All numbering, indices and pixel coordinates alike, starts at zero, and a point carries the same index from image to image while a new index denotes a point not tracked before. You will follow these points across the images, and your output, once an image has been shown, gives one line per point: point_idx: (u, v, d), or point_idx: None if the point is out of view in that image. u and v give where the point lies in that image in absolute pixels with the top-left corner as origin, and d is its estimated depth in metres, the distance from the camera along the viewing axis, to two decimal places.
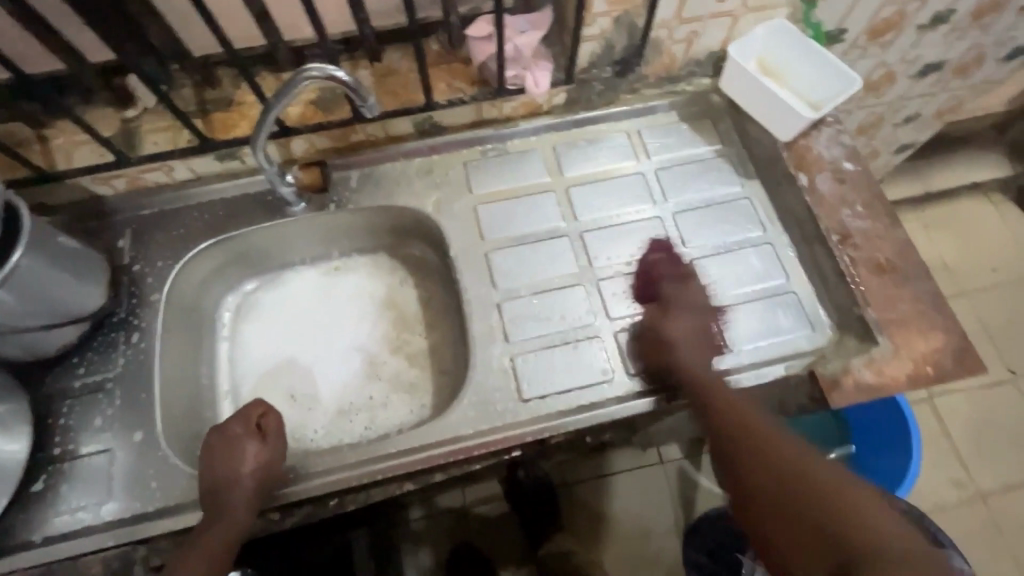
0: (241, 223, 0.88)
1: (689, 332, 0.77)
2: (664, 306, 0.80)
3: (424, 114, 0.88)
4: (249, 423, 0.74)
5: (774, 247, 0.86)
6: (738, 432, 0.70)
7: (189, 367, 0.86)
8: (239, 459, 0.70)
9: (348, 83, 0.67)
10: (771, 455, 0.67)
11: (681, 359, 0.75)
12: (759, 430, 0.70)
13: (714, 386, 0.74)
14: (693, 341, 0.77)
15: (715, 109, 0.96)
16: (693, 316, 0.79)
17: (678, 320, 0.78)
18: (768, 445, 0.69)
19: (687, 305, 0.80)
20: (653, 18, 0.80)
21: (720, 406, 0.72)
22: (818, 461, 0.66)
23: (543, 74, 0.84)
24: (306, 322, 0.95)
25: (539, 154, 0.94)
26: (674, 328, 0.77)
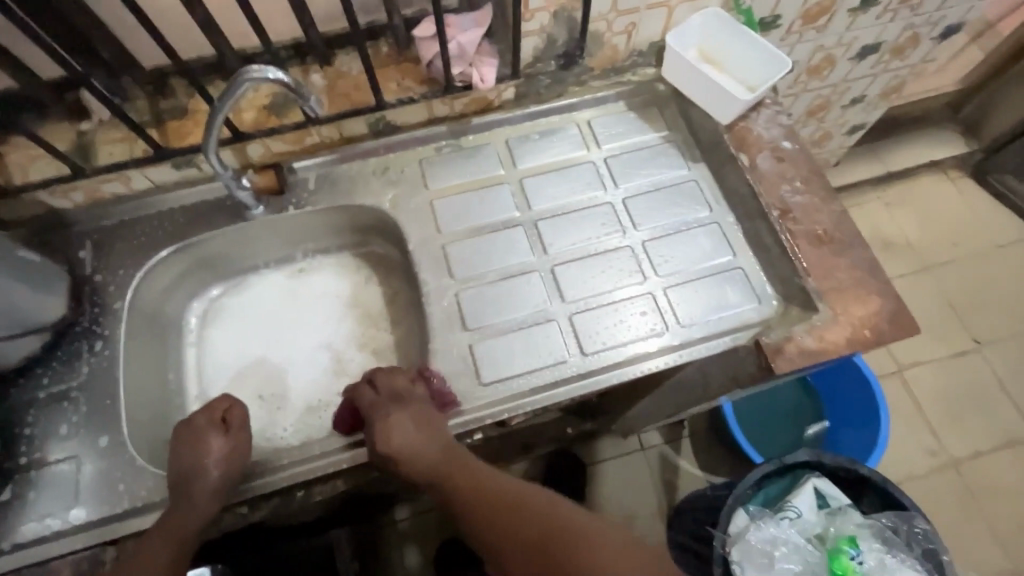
0: (201, 228, 0.89)
1: (412, 441, 0.73)
2: (394, 408, 0.75)
3: (376, 114, 0.90)
4: (214, 417, 0.75)
5: (721, 226, 0.90)
6: (496, 522, 0.68)
7: (155, 372, 0.87)
8: (204, 452, 0.71)
9: (285, 82, 0.68)
10: (542, 529, 0.66)
11: (424, 456, 0.73)
12: (491, 504, 0.70)
13: (452, 479, 0.72)
14: (415, 453, 0.73)
15: (661, 97, 1.00)
16: (415, 422, 0.74)
17: (396, 425, 0.74)
18: (510, 520, 0.68)
19: (400, 402, 0.76)
20: (589, 11, 0.83)
21: (482, 500, 0.70)
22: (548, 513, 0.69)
23: (488, 69, 0.86)
24: (272, 324, 0.96)
25: (492, 147, 0.96)
26: (403, 432, 0.73)
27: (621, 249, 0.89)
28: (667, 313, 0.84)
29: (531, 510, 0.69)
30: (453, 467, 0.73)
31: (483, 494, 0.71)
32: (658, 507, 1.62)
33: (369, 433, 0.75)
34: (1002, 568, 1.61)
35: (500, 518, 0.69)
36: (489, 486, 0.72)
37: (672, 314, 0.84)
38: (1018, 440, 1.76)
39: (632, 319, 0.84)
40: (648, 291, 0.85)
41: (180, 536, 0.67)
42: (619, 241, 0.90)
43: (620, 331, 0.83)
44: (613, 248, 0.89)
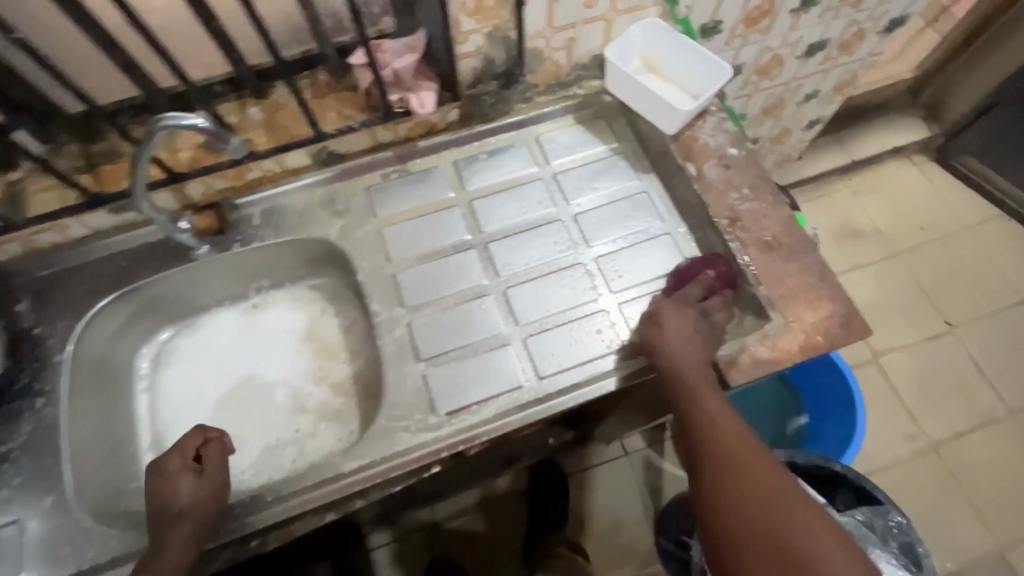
0: (144, 273, 0.87)
1: (684, 336, 0.75)
2: (672, 306, 0.78)
3: (317, 145, 0.88)
4: (186, 453, 0.72)
5: (673, 237, 0.89)
6: (720, 452, 0.66)
7: (106, 422, 0.85)
8: (176, 498, 0.69)
9: (207, 128, 0.65)
10: (757, 481, 0.63)
11: (685, 353, 0.74)
12: (724, 434, 0.67)
13: (697, 395, 0.71)
14: (688, 344, 0.74)
15: (608, 109, 0.99)
16: (701, 321, 0.77)
17: (675, 320, 0.76)
18: (727, 471, 0.65)
19: (699, 312, 0.78)
20: (524, 29, 0.82)
21: (729, 432, 0.67)
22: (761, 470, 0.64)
23: (428, 94, 0.86)
24: (227, 363, 0.94)
25: (440, 170, 0.95)
26: (675, 328, 0.76)
27: (574, 267, 0.88)
28: (623, 329, 0.83)
29: (769, 462, 0.65)
30: (698, 386, 0.72)
31: (738, 436, 0.67)
32: (644, 511, 1.62)
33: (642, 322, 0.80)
34: (986, 548, 1.63)
35: (719, 454, 0.66)
36: (734, 421, 0.69)
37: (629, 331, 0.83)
38: (995, 419, 1.78)
39: (589, 337, 0.83)
40: (603, 308, 0.85)
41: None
42: (572, 258, 0.89)
43: (577, 350, 0.82)
44: (567, 266, 0.88)
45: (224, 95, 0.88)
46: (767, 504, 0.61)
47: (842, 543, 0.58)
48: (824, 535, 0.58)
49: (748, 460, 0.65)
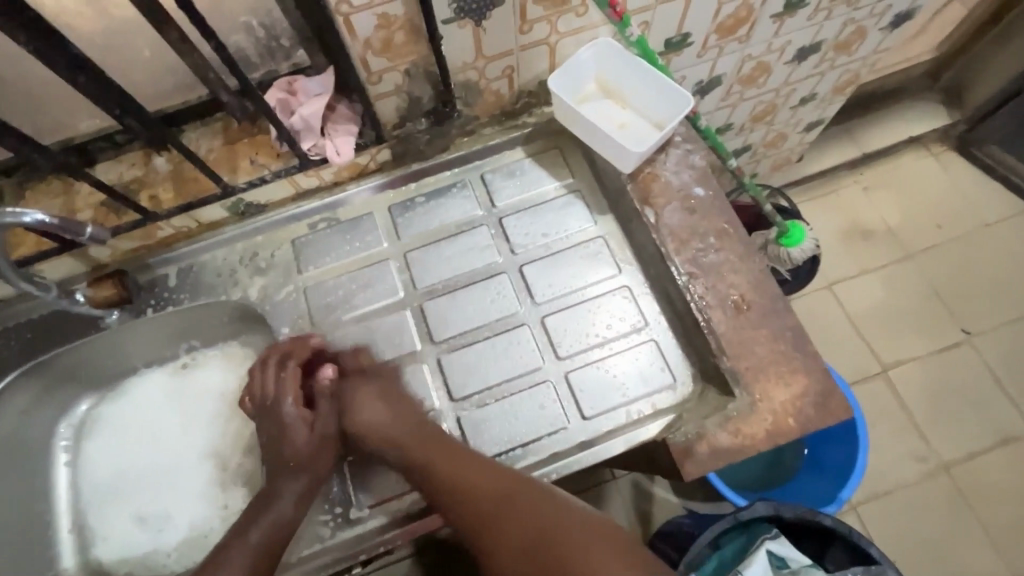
0: (49, 345, 0.79)
1: (380, 418, 0.70)
2: (361, 385, 0.73)
3: (230, 199, 0.79)
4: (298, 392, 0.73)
5: (631, 291, 0.79)
6: (483, 524, 0.63)
7: (23, 504, 0.79)
8: (297, 443, 0.70)
9: (50, 224, 0.57)
10: (521, 536, 0.61)
11: (392, 428, 0.69)
12: (471, 500, 0.64)
13: (430, 465, 0.66)
14: (393, 417, 0.70)
15: (562, 139, 0.88)
16: (384, 398, 0.72)
17: (362, 406, 0.71)
18: (496, 540, 0.62)
19: (363, 378, 0.74)
20: (449, 62, 0.71)
21: (477, 491, 0.64)
22: (518, 523, 0.62)
23: (345, 139, 0.76)
24: (151, 432, 0.87)
25: (373, 218, 0.85)
26: (369, 413, 0.71)
27: (517, 328, 0.78)
28: (569, 403, 0.74)
29: (519, 510, 0.62)
30: (435, 453, 0.67)
31: (490, 491, 0.64)
32: None
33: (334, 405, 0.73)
34: None
35: (482, 526, 0.63)
36: (478, 474, 0.65)
37: (573, 404, 0.74)
38: (1014, 436, 1.65)
39: (531, 413, 0.74)
40: (546, 378, 0.75)
41: (266, 533, 0.65)
42: (516, 317, 0.79)
43: (516, 428, 0.73)
44: (509, 325, 0.79)
45: (128, 144, 0.80)
46: (537, 552, 0.60)
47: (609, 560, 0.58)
48: (593, 555, 0.58)
49: (506, 519, 0.62)
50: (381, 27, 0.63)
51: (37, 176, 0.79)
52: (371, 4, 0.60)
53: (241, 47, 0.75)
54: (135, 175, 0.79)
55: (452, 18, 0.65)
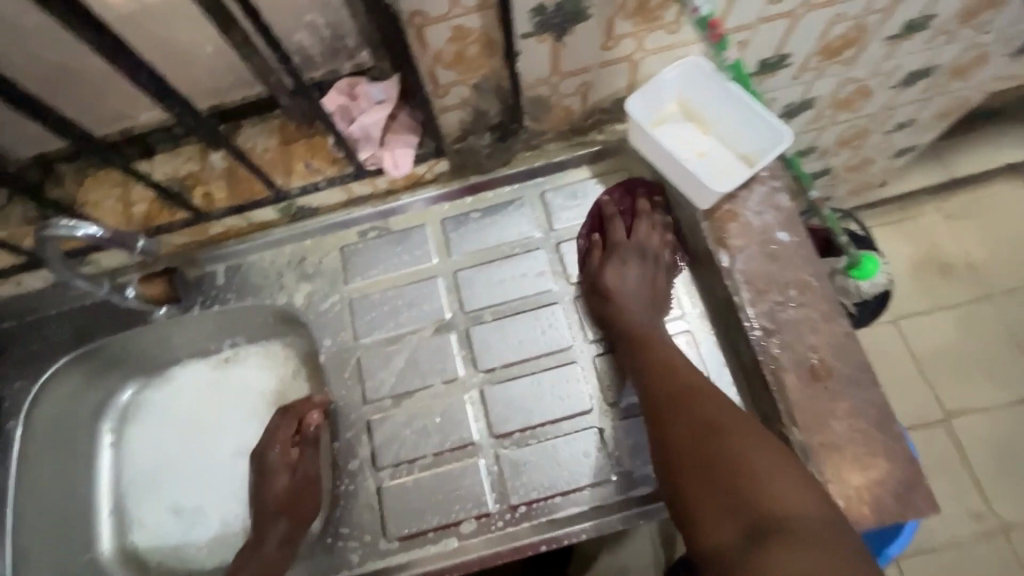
0: (102, 333, 0.81)
1: (634, 285, 0.74)
2: (614, 258, 0.75)
3: (283, 203, 0.77)
4: (286, 441, 0.72)
5: (694, 338, 0.73)
6: (669, 398, 0.63)
7: (66, 484, 0.81)
8: (278, 491, 0.69)
9: (105, 237, 0.60)
10: (700, 417, 0.60)
11: (630, 295, 0.73)
12: (671, 372, 0.66)
13: (646, 335, 0.70)
14: (644, 299, 0.73)
15: (632, 161, 0.82)
16: (642, 266, 0.75)
17: (624, 271, 0.74)
18: (671, 410, 0.62)
19: (635, 253, 0.76)
20: (521, 78, 0.66)
21: (676, 371, 0.65)
22: (705, 404, 0.62)
23: (404, 152, 0.72)
24: (192, 423, 0.88)
25: (425, 231, 0.81)
26: (623, 282, 0.74)
27: (568, 364, 0.74)
28: (618, 454, 0.69)
29: (718, 398, 0.62)
30: (661, 345, 0.69)
31: (691, 379, 0.64)
32: None
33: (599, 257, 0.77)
34: None
35: (677, 398, 0.63)
36: (686, 364, 0.67)
37: (621, 456, 0.69)
38: None
39: (577, 459, 0.70)
40: (595, 424, 0.71)
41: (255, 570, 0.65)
42: (567, 352, 0.74)
43: (559, 473, 0.69)
44: (560, 361, 0.74)
45: (185, 137, 0.78)
46: (708, 433, 0.59)
47: (775, 458, 0.56)
48: (778, 473, 0.55)
49: (697, 400, 0.62)
50: (454, 39, 0.58)
51: (96, 164, 0.78)
52: (447, 16, 0.55)
53: (305, 46, 0.71)
54: (190, 170, 0.78)
55: (531, 32, 0.59)
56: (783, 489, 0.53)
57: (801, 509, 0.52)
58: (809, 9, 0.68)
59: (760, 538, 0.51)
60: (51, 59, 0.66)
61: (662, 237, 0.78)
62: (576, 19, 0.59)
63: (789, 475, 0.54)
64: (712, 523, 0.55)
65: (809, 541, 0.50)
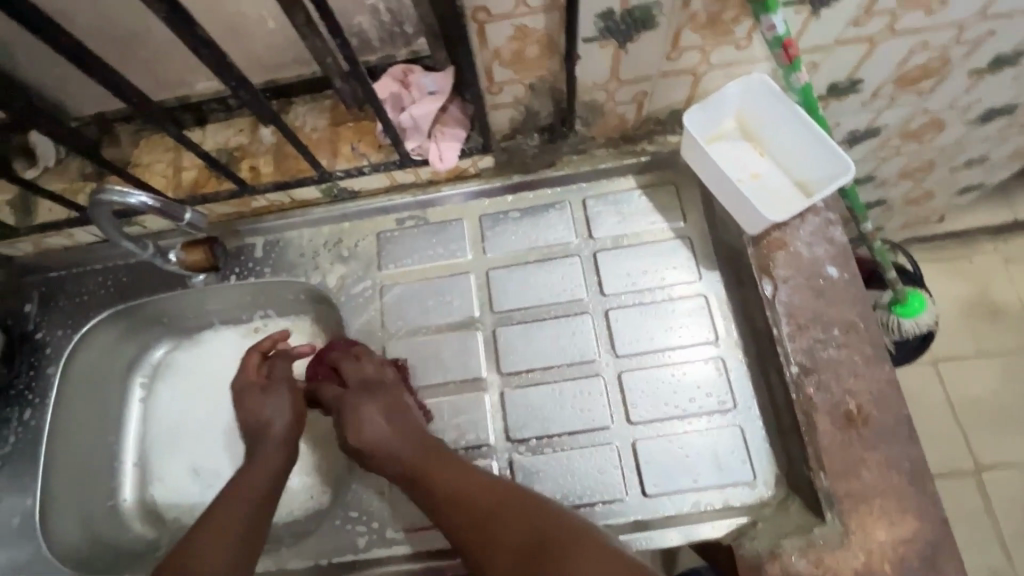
0: (143, 292, 0.83)
1: (380, 431, 0.67)
2: (363, 402, 0.70)
3: (326, 183, 0.78)
4: (257, 368, 0.79)
5: (725, 366, 0.71)
6: (472, 533, 0.60)
7: (95, 432, 0.84)
8: (269, 402, 0.75)
9: (155, 207, 0.62)
10: (513, 534, 0.59)
11: (396, 440, 0.67)
12: (455, 492, 0.63)
13: (424, 473, 0.65)
14: (395, 429, 0.68)
15: (681, 176, 0.79)
16: (382, 411, 0.69)
17: (364, 417, 0.69)
18: (491, 533, 0.60)
19: (364, 390, 0.70)
20: (579, 82, 0.64)
21: (461, 486, 0.63)
22: (512, 513, 0.60)
23: (451, 145, 0.71)
24: (217, 387, 0.90)
25: (462, 226, 0.81)
26: (370, 424, 0.68)
27: (592, 377, 0.73)
28: (634, 475, 0.68)
29: (523, 503, 0.61)
30: (436, 464, 0.65)
31: (482, 493, 0.62)
32: None
33: (339, 432, 0.71)
34: None
35: (477, 522, 0.60)
36: (460, 476, 0.64)
37: (635, 476, 0.68)
38: None
39: (590, 476, 0.69)
40: (613, 441, 0.70)
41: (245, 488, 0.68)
42: (592, 365, 0.73)
43: (569, 486, 0.69)
44: (584, 372, 0.73)
45: (238, 109, 0.79)
46: (529, 557, 0.57)
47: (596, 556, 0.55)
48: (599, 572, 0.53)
49: (501, 522, 0.60)
50: (516, 38, 0.56)
51: (151, 127, 0.80)
52: (512, 14, 0.53)
53: (364, 30, 0.71)
54: (240, 142, 0.79)
55: (595, 37, 0.57)
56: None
57: None
58: (891, 36, 0.64)
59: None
60: (119, 23, 0.67)
61: (375, 362, 0.73)
62: (643, 27, 0.57)
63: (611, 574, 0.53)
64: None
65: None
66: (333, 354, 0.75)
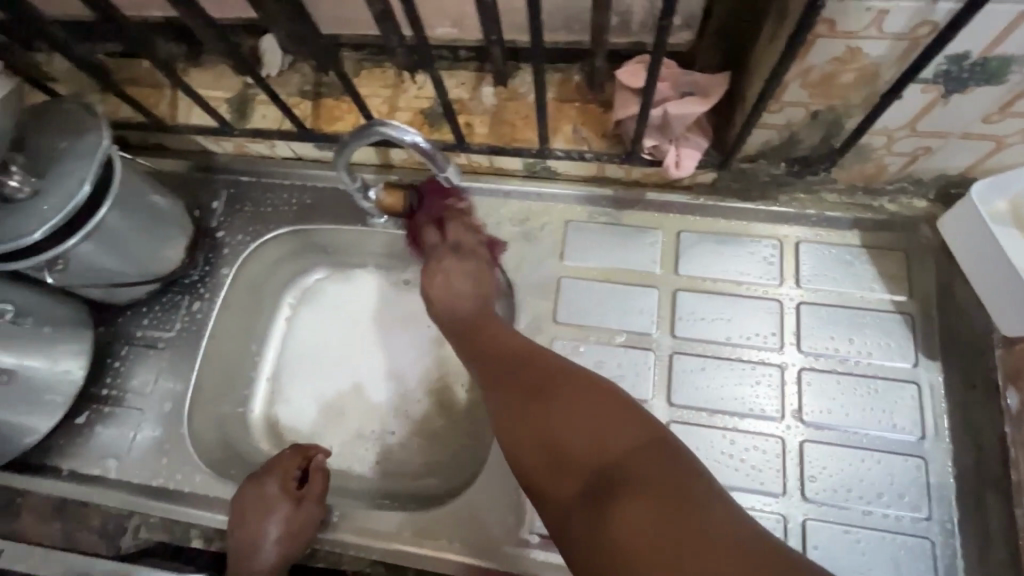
0: (323, 219, 0.84)
1: (460, 285, 0.69)
2: (431, 269, 0.70)
3: (537, 158, 0.74)
4: (290, 475, 0.71)
5: (927, 467, 0.63)
6: (491, 374, 0.60)
7: (243, 339, 0.86)
8: (285, 526, 0.67)
9: (423, 148, 0.59)
10: (523, 384, 0.57)
11: (459, 304, 0.68)
12: (492, 347, 0.63)
13: (476, 322, 0.66)
14: (478, 296, 0.68)
15: (918, 247, 0.71)
16: (461, 262, 0.70)
17: (450, 270, 0.69)
18: (502, 385, 0.59)
19: (453, 253, 0.70)
20: (870, 123, 0.57)
21: (496, 342, 0.63)
22: (537, 362, 0.59)
23: (691, 153, 0.66)
24: (357, 327, 0.90)
25: (658, 236, 0.76)
26: (447, 284, 0.69)
27: (768, 436, 0.67)
28: None
29: (552, 359, 0.59)
30: (487, 319, 0.67)
31: (514, 346, 0.62)
32: None
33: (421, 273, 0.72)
34: None
35: (503, 363, 0.61)
36: (509, 336, 0.64)
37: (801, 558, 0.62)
38: None
39: None
40: (782, 513, 0.64)
41: None
42: (770, 424, 0.67)
43: None
44: (759, 429, 0.67)
45: (465, 62, 0.77)
46: (538, 393, 0.56)
47: (607, 409, 0.52)
48: (605, 422, 0.51)
49: (539, 366, 0.59)
50: (840, 60, 0.50)
51: (375, 60, 0.80)
52: (854, 35, 0.47)
53: (629, 12, 0.65)
54: (459, 95, 0.76)
55: (927, 78, 0.50)
56: (614, 439, 0.50)
57: (631, 456, 0.48)
58: None
59: (605, 499, 0.47)
60: None
61: (473, 232, 0.73)
62: (987, 79, 0.50)
63: (624, 427, 0.50)
64: (554, 487, 0.51)
65: (646, 484, 0.46)
66: (429, 209, 0.72)
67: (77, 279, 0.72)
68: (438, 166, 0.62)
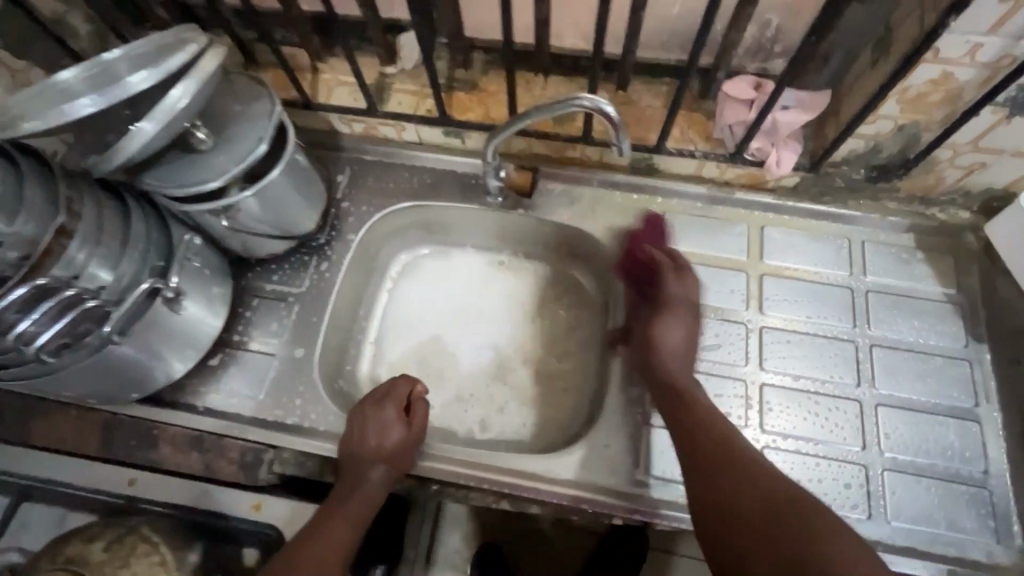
0: (441, 197, 0.93)
1: (676, 339, 0.76)
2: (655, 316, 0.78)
3: (647, 154, 0.86)
4: (400, 403, 0.77)
5: (981, 429, 0.75)
6: (707, 465, 0.64)
7: (355, 303, 0.93)
8: (399, 444, 0.73)
9: (613, 118, 0.66)
10: (746, 493, 0.60)
11: (668, 368, 0.74)
12: (711, 438, 0.66)
13: (694, 400, 0.70)
14: (687, 353, 0.75)
15: (964, 251, 0.84)
16: (683, 320, 0.77)
17: (671, 325, 0.76)
18: (722, 480, 0.62)
19: (685, 303, 0.78)
20: (944, 138, 0.71)
21: (713, 435, 0.66)
22: (762, 472, 0.62)
23: (789, 155, 0.79)
24: (457, 300, 0.98)
25: (745, 229, 0.87)
26: (667, 332, 0.76)
27: (848, 400, 0.77)
28: (879, 500, 0.72)
29: (773, 473, 0.62)
30: (696, 401, 0.70)
31: (728, 445, 0.65)
32: None
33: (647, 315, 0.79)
34: None
35: (720, 459, 0.64)
36: (728, 433, 0.67)
37: (882, 502, 0.72)
38: None
39: (835, 487, 0.73)
40: (863, 464, 0.74)
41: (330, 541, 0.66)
42: (848, 391, 0.78)
43: (815, 489, 0.73)
44: (839, 394, 0.78)
45: (584, 70, 0.89)
46: (763, 506, 0.59)
47: (836, 539, 0.54)
48: (836, 552, 0.53)
49: (749, 477, 0.61)
50: (935, 82, 0.64)
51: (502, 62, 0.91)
52: (952, 61, 0.61)
53: None
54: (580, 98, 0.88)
55: (1000, 102, 0.64)
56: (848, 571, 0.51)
57: None
58: None
59: None
60: None
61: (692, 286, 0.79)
62: None
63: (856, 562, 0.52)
64: None
65: None
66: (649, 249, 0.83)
67: (230, 228, 0.78)
68: (619, 139, 0.69)
